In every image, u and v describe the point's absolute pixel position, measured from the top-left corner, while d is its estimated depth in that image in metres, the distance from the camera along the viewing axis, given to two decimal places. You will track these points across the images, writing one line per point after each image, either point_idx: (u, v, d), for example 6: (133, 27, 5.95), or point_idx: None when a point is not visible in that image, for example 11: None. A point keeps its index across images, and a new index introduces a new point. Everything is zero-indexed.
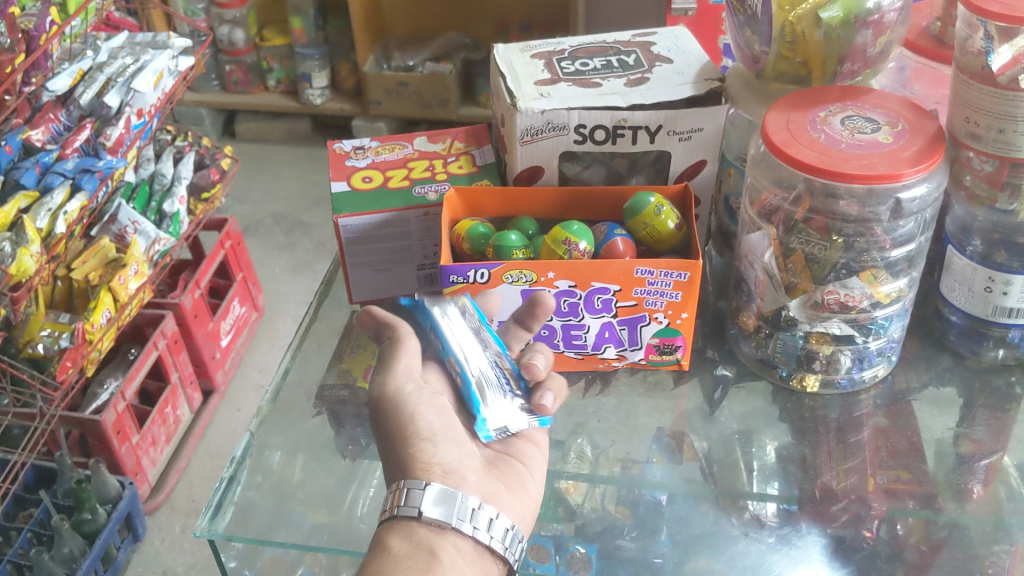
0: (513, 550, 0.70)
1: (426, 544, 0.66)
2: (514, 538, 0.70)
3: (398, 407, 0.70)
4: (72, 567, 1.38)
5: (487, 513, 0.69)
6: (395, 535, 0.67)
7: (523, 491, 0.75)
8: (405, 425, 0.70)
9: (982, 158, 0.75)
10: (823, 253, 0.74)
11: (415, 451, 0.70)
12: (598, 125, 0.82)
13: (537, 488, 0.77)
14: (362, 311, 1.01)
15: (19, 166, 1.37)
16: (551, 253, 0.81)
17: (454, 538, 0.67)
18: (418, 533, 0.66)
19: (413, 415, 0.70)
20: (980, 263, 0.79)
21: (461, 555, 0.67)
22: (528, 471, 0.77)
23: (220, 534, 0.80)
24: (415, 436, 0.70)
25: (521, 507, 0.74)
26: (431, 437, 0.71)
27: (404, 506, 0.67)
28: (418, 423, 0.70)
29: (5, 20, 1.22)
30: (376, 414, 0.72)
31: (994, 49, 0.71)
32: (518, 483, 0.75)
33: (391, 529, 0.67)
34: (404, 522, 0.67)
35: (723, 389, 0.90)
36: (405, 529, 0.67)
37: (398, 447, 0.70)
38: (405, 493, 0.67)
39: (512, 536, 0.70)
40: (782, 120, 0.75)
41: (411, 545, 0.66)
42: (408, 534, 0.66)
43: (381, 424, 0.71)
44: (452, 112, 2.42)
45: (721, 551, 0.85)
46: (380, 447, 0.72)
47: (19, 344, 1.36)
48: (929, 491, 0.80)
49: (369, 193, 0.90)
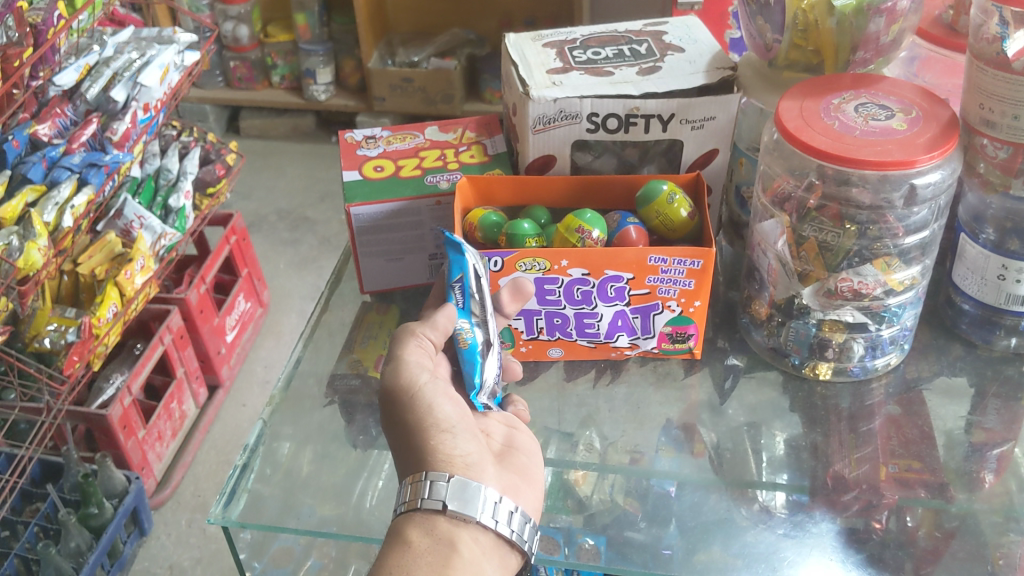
0: (530, 542, 0.70)
1: (446, 538, 0.65)
2: (533, 530, 0.70)
3: (414, 396, 0.69)
4: (79, 562, 1.39)
5: (507, 506, 0.68)
6: (415, 529, 0.65)
7: (534, 477, 0.75)
8: (424, 415, 0.69)
9: (995, 145, 0.76)
10: (836, 240, 0.74)
11: (435, 442, 0.68)
12: (611, 114, 0.83)
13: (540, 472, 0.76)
14: (372, 301, 1.01)
15: (26, 160, 1.36)
16: (564, 241, 0.81)
17: (474, 533, 0.66)
18: (439, 528, 0.65)
19: (433, 403, 0.69)
20: (992, 251, 0.78)
21: (481, 549, 0.66)
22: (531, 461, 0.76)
23: (234, 521, 0.81)
24: (435, 427, 0.69)
25: (538, 497, 0.73)
26: (451, 429, 0.69)
27: (427, 499, 0.65)
28: (437, 412, 0.69)
29: (12, 15, 1.22)
30: (388, 408, 0.70)
31: (1010, 35, 0.71)
32: (526, 469, 0.74)
33: (411, 522, 0.65)
34: (426, 514, 0.65)
35: (733, 378, 0.91)
36: (426, 522, 0.65)
37: (414, 438, 0.69)
38: (428, 485, 0.65)
39: (532, 526, 0.70)
40: (794, 107, 0.75)
41: (431, 540, 0.64)
42: (429, 529, 0.65)
43: (396, 418, 0.70)
44: (456, 107, 2.42)
45: (733, 539, 0.81)
46: (392, 440, 0.71)
47: (25, 338, 1.37)
48: (941, 480, 0.80)
49: (381, 182, 0.90)
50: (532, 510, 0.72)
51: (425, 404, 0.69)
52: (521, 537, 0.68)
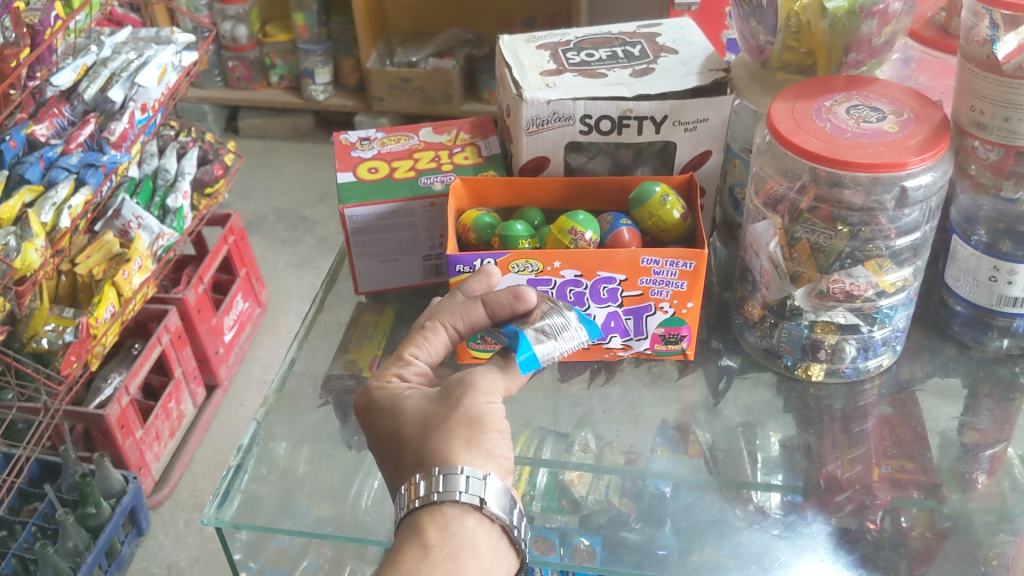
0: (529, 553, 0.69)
1: (468, 541, 0.61)
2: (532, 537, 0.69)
3: (489, 397, 0.65)
4: (77, 562, 1.39)
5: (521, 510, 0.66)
6: (436, 526, 0.61)
7: None
8: (489, 413, 0.65)
9: (986, 148, 0.76)
10: (828, 242, 0.75)
11: (485, 437, 0.64)
12: (604, 116, 0.83)
13: None
14: (367, 302, 1.01)
15: (23, 160, 1.36)
16: (558, 243, 0.81)
17: (492, 535, 0.63)
18: (464, 528, 0.62)
19: (500, 412, 0.66)
20: (984, 253, 0.79)
21: (495, 553, 0.63)
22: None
23: (228, 521, 0.81)
24: (491, 427, 0.65)
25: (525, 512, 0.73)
26: (501, 435, 0.65)
27: (462, 493, 0.61)
28: (500, 419, 0.65)
29: (9, 15, 1.22)
30: (456, 391, 0.65)
31: (999, 37, 0.71)
32: None
33: (436, 518, 0.61)
34: (455, 510, 0.61)
35: (727, 379, 0.91)
36: (453, 520, 0.61)
37: (468, 427, 0.64)
38: (463, 479, 0.61)
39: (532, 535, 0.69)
40: (787, 109, 0.75)
41: (452, 542, 0.61)
42: (453, 530, 0.61)
43: (459, 401, 0.65)
44: (454, 108, 2.42)
45: (726, 539, 0.81)
46: (435, 416, 0.65)
47: (23, 339, 1.37)
48: (933, 481, 0.81)
49: (376, 183, 0.90)
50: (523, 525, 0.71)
51: (493, 409, 0.65)
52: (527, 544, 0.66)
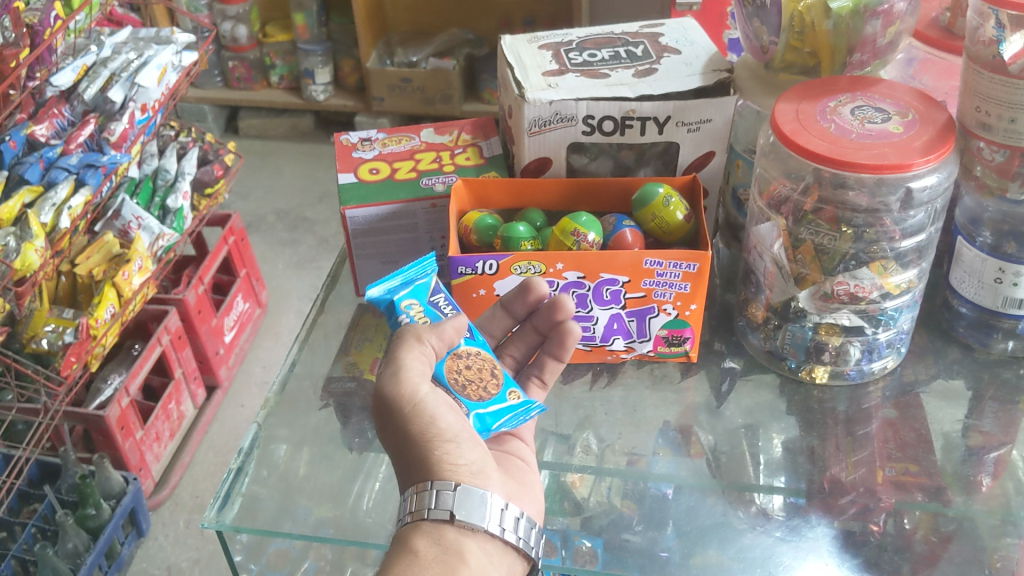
0: (537, 548, 0.70)
1: (455, 547, 0.65)
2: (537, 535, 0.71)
3: (413, 407, 0.67)
4: (76, 563, 1.39)
5: (513, 513, 0.68)
6: (421, 538, 0.65)
7: (532, 484, 0.76)
8: (427, 427, 0.67)
9: (992, 149, 0.76)
10: (832, 244, 0.74)
11: (440, 452, 0.67)
12: (607, 116, 0.82)
13: (536, 474, 0.78)
14: (368, 303, 1.01)
15: (23, 161, 1.36)
16: (560, 244, 0.81)
17: (481, 541, 0.66)
18: (447, 537, 0.65)
19: (434, 415, 0.67)
20: (989, 254, 0.78)
21: (487, 557, 0.66)
22: (527, 468, 0.77)
23: (228, 525, 0.81)
24: (436, 437, 0.67)
25: (537, 500, 0.74)
26: (453, 439, 0.68)
27: (433, 509, 0.65)
28: (439, 424, 0.68)
29: (9, 16, 1.22)
30: (387, 417, 0.68)
31: (1005, 38, 0.71)
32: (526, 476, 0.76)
33: (418, 531, 0.65)
34: (432, 524, 0.65)
35: (730, 381, 0.90)
36: (433, 532, 0.65)
37: (416, 449, 0.67)
38: (433, 495, 0.65)
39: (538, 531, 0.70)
40: (791, 110, 0.74)
41: (438, 549, 0.64)
42: (436, 538, 0.65)
43: (395, 426, 0.68)
44: (454, 108, 2.42)
45: (729, 543, 0.82)
46: (393, 447, 0.69)
47: (23, 339, 1.37)
48: (937, 484, 0.80)
49: (377, 184, 0.90)
50: (533, 513, 0.73)
51: (425, 414, 0.67)
52: (528, 544, 0.69)
